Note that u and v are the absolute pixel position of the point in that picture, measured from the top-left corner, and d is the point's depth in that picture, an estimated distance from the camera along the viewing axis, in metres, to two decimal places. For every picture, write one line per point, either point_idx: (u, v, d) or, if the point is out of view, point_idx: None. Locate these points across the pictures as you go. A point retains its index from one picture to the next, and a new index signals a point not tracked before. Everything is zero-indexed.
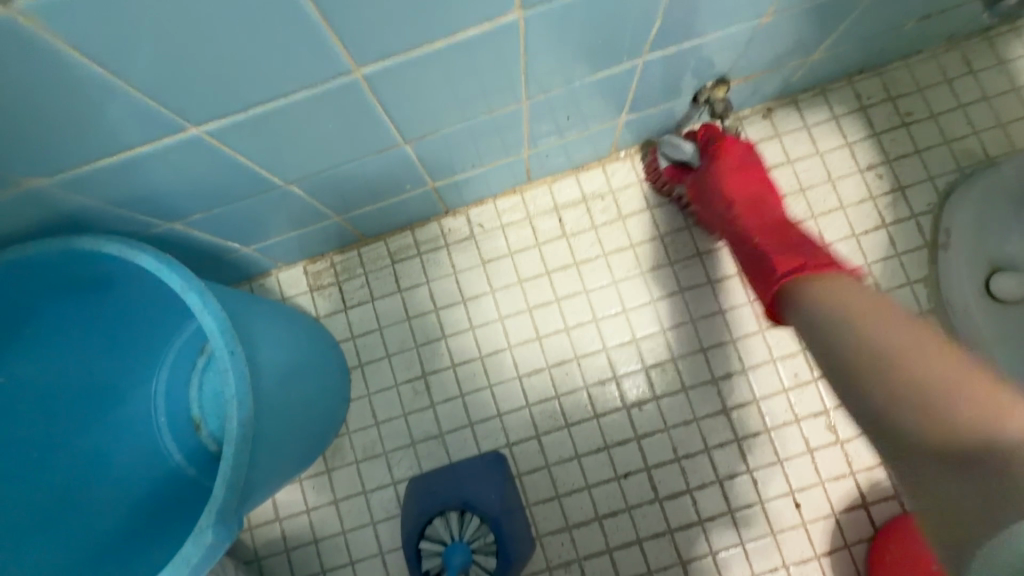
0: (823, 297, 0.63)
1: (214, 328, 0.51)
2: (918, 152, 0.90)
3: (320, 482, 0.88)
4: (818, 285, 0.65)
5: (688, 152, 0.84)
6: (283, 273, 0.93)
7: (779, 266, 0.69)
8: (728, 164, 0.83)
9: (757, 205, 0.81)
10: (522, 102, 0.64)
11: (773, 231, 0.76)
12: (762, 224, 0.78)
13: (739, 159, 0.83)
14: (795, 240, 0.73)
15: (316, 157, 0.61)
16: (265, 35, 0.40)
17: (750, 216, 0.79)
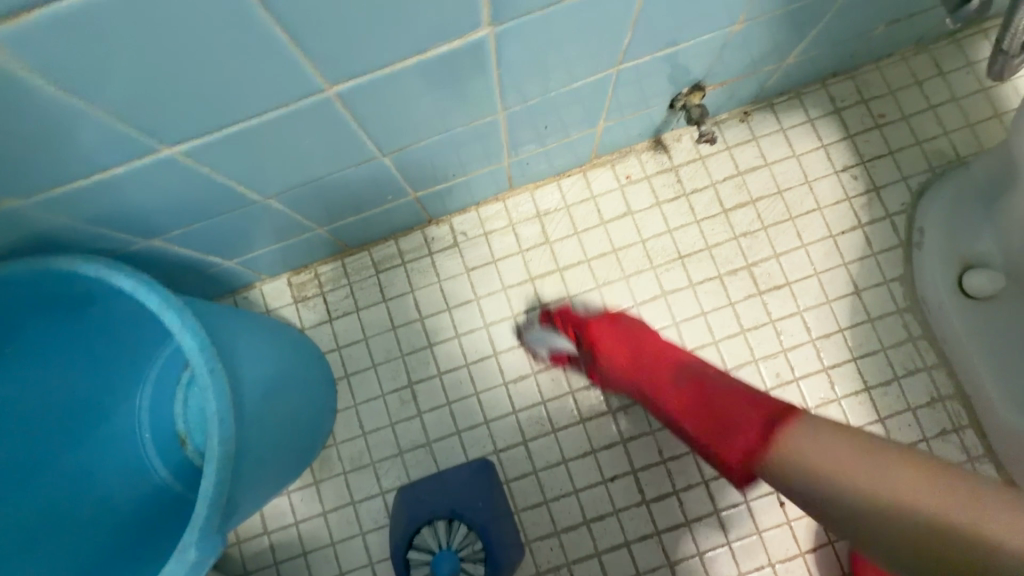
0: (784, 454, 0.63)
1: (193, 346, 0.50)
2: (892, 153, 0.92)
3: (308, 494, 0.88)
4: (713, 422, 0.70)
5: (564, 341, 0.88)
6: (267, 285, 0.93)
7: (752, 424, 0.68)
8: (604, 334, 0.84)
9: (640, 355, 0.81)
10: (500, 113, 0.65)
11: (697, 407, 0.73)
12: (683, 388, 0.76)
13: (616, 341, 0.83)
14: (718, 406, 0.71)
15: (296, 172, 0.62)
16: (235, 51, 0.40)
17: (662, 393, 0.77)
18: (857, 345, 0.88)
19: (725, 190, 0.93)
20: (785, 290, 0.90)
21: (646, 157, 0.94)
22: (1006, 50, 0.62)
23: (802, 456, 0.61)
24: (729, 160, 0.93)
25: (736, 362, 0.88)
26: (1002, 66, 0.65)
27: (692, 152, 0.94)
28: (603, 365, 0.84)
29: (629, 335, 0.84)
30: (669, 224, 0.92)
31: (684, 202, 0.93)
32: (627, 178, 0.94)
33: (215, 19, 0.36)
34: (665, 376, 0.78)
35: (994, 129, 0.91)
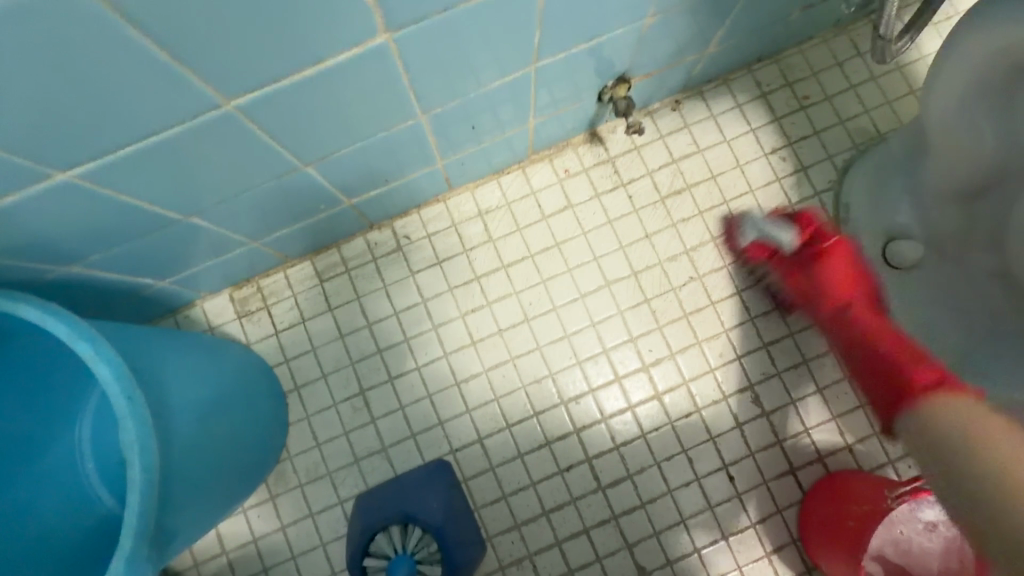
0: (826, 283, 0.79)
1: (108, 375, 0.49)
2: (817, 134, 0.95)
3: (266, 510, 0.87)
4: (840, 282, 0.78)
5: (787, 235, 0.80)
6: (209, 302, 0.91)
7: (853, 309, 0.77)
8: (841, 253, 0.79)
9: (844, 279, 0.79)
10: (420, 116, 0.65)
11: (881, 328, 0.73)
12: (878, 325, 0.74)
13: (841, 260, 0.79)
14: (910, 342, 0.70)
15: (213, 187, 0.60)
16: (110, 70, 0.39)
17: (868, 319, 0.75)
18: (794, 321, 0.91)
19: (660, 178, 0.95)
20: (723, 272, 0.92)
21: (583, 149, 0.95)
22: (885, 35, 0.67)
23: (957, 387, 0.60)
24: (663, 149, 0.95)
25: (681, 345, 0.91)
26: (885, 50, 0.70)
27: (628, 143, 0.95)
28: (818, 277, 0.79)
29: (839, 276, 0.79)
30: (609, 215, 0.94)
31: (622, 192, 0.94)
32: (565, 172, 0.95)
33: (81, 41, 0.36)
34: (857, 285, 0.78)
35: (910, 105, 0.95)
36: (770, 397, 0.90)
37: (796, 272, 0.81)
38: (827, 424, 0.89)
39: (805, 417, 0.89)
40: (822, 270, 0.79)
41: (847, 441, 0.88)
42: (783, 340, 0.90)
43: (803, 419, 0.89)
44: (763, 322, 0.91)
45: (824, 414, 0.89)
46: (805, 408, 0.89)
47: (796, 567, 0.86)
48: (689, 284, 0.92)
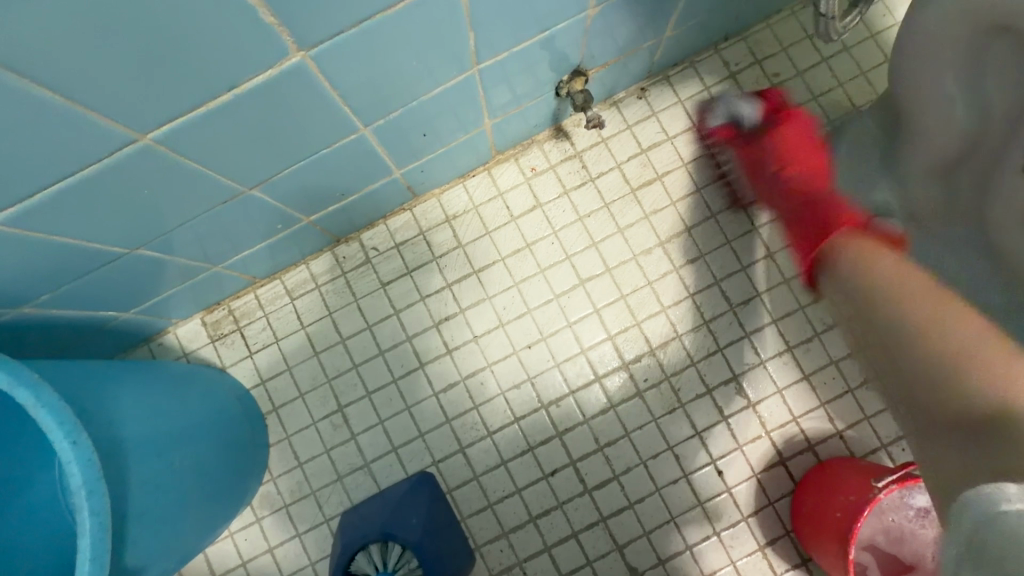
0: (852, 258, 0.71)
1: (50, 421, 0.49)
2: (790, 112, 0.92)
3: (253, 533, 0.87)
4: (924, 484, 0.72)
5: (748, 110, 0.90)
6: (181, 329, 0.91)
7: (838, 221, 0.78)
8: (793, 130, 0.88)
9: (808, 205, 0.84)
10: (361, 129, 0.63)
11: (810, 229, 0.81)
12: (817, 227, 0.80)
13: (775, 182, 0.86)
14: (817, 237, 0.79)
15: (154, 218, 0.59)
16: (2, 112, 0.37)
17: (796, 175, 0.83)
18: (776, 308, 0.88)
19: (630, 170, 0.92)
20: (700, 263, 0.90)
21: (548, 146, 0.93)
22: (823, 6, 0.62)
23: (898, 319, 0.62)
24: (631, 139, 0.93)
25: (660, 340, 0.89)
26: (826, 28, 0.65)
27: (594, 135, 0.93)
28: (778, 137, 0.88)
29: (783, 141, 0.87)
30: (579, 211, 0.91)
31: (591, 187, 0.92)
32: (532, 170, 0.92)
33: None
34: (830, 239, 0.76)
35: (886, 75, 0.91)
36: (755, 387, 0.87)
37: (751, 143, 0.90)
38: (816, 411, 0.86)
39: (792, 405, 0.87)
40: (769, 143, 0.88)
41: (837, 427, 0.86)
42: (766, 328, 0.88)
43: (790, 407, 0.87)
44: (744, 311, 0.88)
45: (812, 402, 0.86)
46: (792, 396, 0.87)
47: (790, 558, 0.84)
48: (666, 276, 0.90)
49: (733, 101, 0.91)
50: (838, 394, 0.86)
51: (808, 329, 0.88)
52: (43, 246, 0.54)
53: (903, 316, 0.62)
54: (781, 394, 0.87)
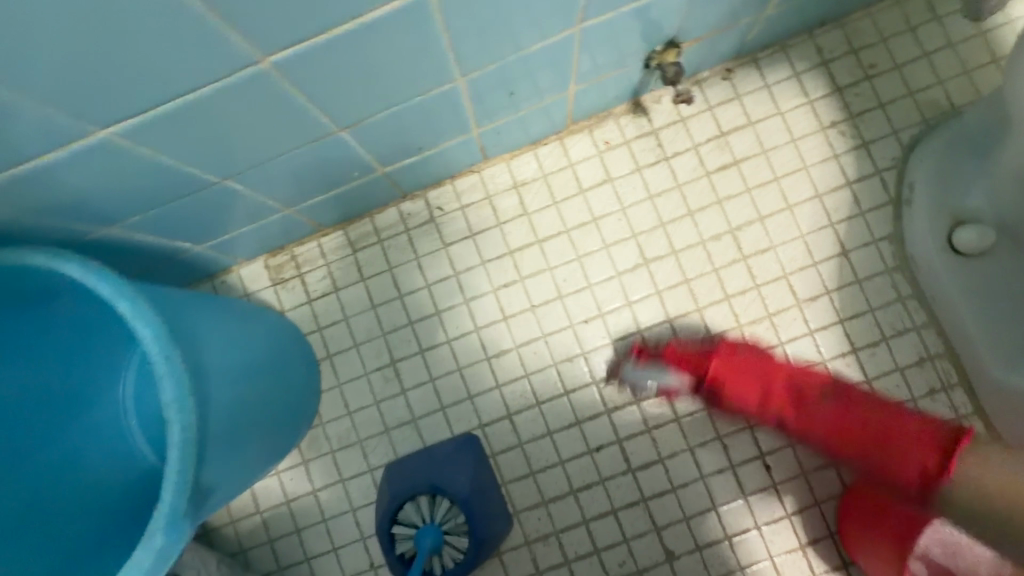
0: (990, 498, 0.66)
1: (148, 334, 0.50)
2: (882, 106, 0.88)
3: (298, 473, 0.89)
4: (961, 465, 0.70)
5: (670, 376, 0.82)
6: (245, 269, 0.92)
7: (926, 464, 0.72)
8: (731, 376, 0.80)
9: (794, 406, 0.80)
10: (458, 79, 0.62)
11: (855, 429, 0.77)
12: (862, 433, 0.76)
13: (822, 423, 0.78)
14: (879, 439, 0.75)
15: (248, 150, 0.59)
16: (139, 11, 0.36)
17: (751, 359, 0.82)
18: (844, 307, 0.86)
19: (706, 152, 0.90)
20: (769, 253, 0.87)
21: (625, 121, 0.91)
22: None
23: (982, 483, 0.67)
24: (711, 121, 0.90)
25: (721, 328, 0.87)
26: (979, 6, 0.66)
27: (673, 114, 0.90)
28: (728, 382, 0.80)
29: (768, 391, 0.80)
30: (650, 190, 0.90)
31: (664, 167, 0.90)
32: (606, 143, 0.91)
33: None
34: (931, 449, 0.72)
35: (990, 75, 0.87)
36: None
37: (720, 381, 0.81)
38: None
39: None
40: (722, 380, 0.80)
41: None
42: (832, 327, 0.86)
43: None
44: (811, 307, 0.86)
45: None
46: None
47: (831, 560, 0.83)
48: (733, 264, 0.88)
49: (647, 369, 0.83)
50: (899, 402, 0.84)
51: (876, 332, 0.85)
52: (147, 167, 0.54)
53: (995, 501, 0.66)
54: None
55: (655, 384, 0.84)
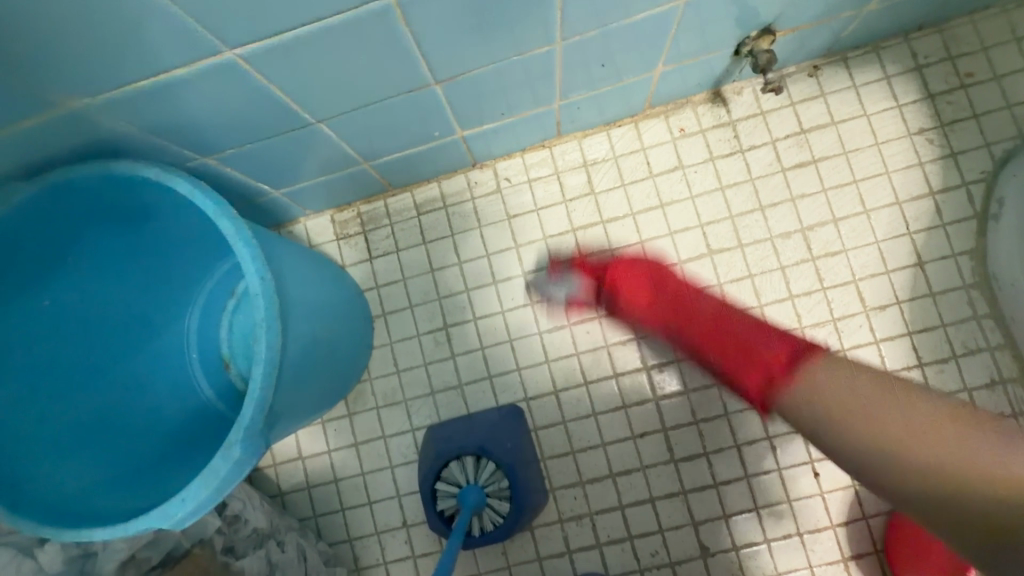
0: (802, 399, 0.68)
1: (245, 255, 0.53)
2: (976, 117, 0.85)
3: (342, 425, 0.91)
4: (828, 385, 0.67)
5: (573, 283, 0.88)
6: (311, 222, 0.95)
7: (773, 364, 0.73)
8: (624, 279, 0.85)
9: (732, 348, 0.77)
10: (556, 43, 0.63)
11: (721, 338, 0.78)
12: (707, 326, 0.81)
13: (715, 329, 0.80)
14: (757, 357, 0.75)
15: (347, 93, 0.61)
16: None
17: (640, 309, 0.85)
18: (914, 320, 0.83)
19: (784, 149, 0.88)
20: (840, 257, 0.85)
21: (702, 109, 0.90)
22: None
23: (827, 394, 0.66)
24: (792, 117, 0.88)
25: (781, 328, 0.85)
26: None
27: (753, 107, 0.89)
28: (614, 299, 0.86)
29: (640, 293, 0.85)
30: (722, 181, 0.88)
31: (739, 159, 0.88)
32: (681, 131, 0.90)
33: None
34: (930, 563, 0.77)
35: None
36: None
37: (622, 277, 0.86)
38: None
39: None
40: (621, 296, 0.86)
41: None
42: (899, 338, 0.83)
43: None
44: (878, 316, 0.84)
45: None
46: None
47: None
48: (800, 264, 0.86)
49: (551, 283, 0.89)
50: None
51: (946, 348, 0.82)
52: (256, 98, 0.56)
53: (908, 452, 0.58)
54: None
55: (564, 294, 0.89)
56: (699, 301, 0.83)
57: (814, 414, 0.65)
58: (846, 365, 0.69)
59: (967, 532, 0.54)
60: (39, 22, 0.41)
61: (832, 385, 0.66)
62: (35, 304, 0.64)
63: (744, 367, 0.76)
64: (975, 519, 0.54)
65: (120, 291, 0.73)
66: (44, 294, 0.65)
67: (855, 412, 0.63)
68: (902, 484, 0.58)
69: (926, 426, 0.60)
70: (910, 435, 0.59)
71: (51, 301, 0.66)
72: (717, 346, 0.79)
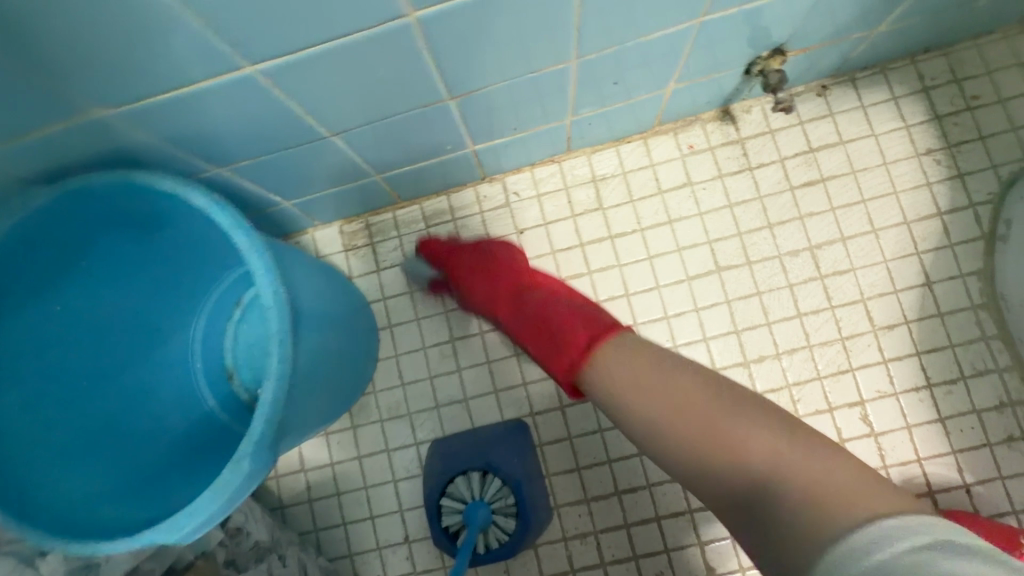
0: (610, 369, 0.65)
1: (260, 267, 0.52)
2: (983, 139, 0.85)
3: (346, 437, 0.90)
4: (613, 358, 0.65)
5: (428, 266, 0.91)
6: (319, 232, 0.95)
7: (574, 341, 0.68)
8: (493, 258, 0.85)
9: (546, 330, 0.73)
10: (572, 61, 0.63)
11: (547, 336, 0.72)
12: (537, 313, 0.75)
13: (566, 305, 0.73)
14: (556, 334, 0.71)
15: (363, 108, 0.61)
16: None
17: (513, 319, 0.79)
18: (922, 340, 0.83)
19: (792, 167, 0.88)
20: (848, 275, 0.85)
21: (711, 126, 0.90)
22: None
23: (622, 399, 0.63)
24: (801, 136, 0.89)
25: (789, 346, 0.85)
26: None
27: (762, 125, 0.89)
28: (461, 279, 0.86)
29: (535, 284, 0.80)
30: (730, 198, 0.89)
31: (747, 177, 0.89)
32: (690, 148, 0.90)
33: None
34: None
35: None
36: (881, 417, 0.82)
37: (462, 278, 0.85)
38: (945, 457, 0.81)
39: (919, 446, 0.81)
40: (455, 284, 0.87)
41: (965, 479, 0.80)
42: (907, 358, 0.83)
43: (917, 447, 0.81)
44: (886, 335, 0.83)
45: (942, 446, 0.81)
46: (919, 436, 0.81)
47: None
48: (808, 283, 0.86)
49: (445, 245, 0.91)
50: (973, 445, 0.81)
51: (954, 370, 0.82)
52: (275, 110, 0.56)
53: (746, 448, 0.53)
54: (909, 431, 0.82)
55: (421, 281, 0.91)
56: (547, 279, 0.81)
57: (620, 410, 0.63)
58: (638, 343, 0.66)
59: (746, 512, 0.52)
60: (65, 32, 0.41)
61: (619, 372, 0.64)
62: (46, 309, 0.63)
63: (574, 331, 0.69)
64: (745, 491, 0.53)
65: (132, 299, 0.72)
66: (56, 299, 0.64)
67: (694, 405, 0.58)
68: (714, 469, 0.55)
69: (710, 407, 0.57)
70: (674, 428, 0.58)
71: (62, 307, 0.65)
72: (540, 310, 0.75)
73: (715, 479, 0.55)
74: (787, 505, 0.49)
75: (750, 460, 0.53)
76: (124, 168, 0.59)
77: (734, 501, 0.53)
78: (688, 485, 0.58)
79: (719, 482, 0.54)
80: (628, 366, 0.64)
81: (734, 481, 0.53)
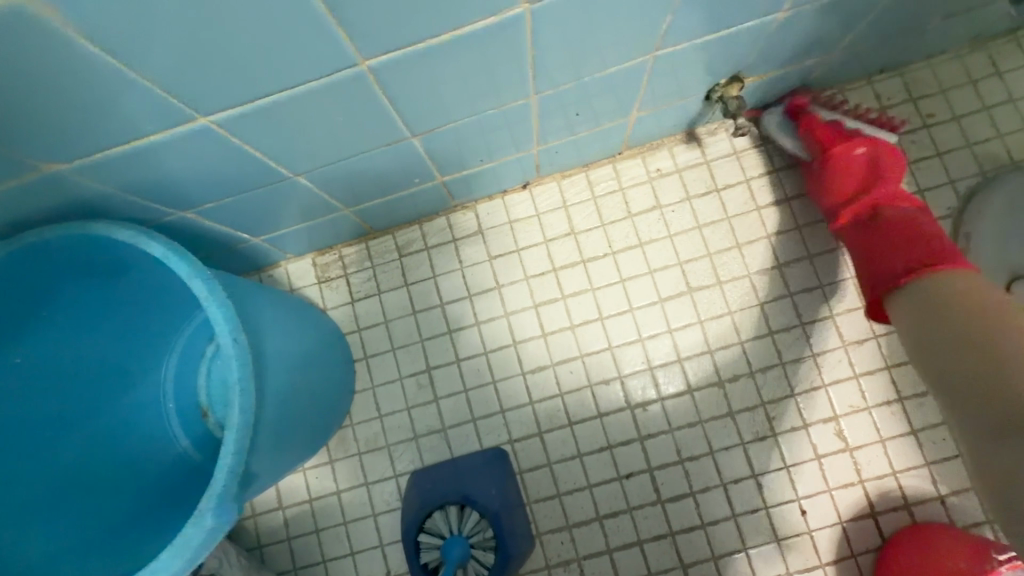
0: (947, 297, 0.69)
1: (219, 316, 0.52)
2: (939, 155, 0.88)
3: (324, 473, 0.89)
4: (947, 281, 0.70)
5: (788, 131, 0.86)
6: (293, 265, 0.94)
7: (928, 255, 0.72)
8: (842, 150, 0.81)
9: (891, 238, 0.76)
10: (532, 96, 0.64)
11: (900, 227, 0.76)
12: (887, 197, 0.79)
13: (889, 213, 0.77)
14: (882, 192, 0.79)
15: (323, 149, 0.61)
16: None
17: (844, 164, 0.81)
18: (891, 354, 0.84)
19: (758, 188, 0.90)
20: (816, 292, 0.86)
21: (678, 149, 0.92)
22: None
23: (951, 325, 0.68)
24: (764, 157, 0.91)
25: (762, 364, 0.86)
26: None
27: (727, 147, 0.91)
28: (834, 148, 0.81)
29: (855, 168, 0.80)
30: (699, 219, 0.90)
31: (714, 198, 0.90)
32: (658, 171, 0.92)
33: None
34: None
35: None
36: (855, 432, 0.83)
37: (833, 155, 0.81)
38: (918, 469, 0.82)
39: (893, 459, 0.82)
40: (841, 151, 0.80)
41: (940, 491, 0.81)
42: (877, 372, 0.84)
43: (891, 460, 0.82)
44: (856, 350, 0.85)
45: (916, 459, 0.82)
46: (893, 449, 0.82)
47: None
48: (777, 300, 0.87)
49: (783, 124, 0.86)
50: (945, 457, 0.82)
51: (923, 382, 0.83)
52: (233, 155, 0.56)
53: (1008, 385, 0.62)
54: (883, 444, 0.83)
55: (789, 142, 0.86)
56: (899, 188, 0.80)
57: (928, 338, 0.69)
58: (954, 282, 0.70)
59: (1003, 412, 0.61)
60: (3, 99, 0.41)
61: (937, 297, 0.69)
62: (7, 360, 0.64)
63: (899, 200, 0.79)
64: (1022, 429, 0.60)
65: (96, 345, 0.71)
66: (19, 349, 0.64)
67: (981, 345, 0.65)
68: (1010, 388, 0.62)
69: (986, 351, 0.65)
70: (989, 351, 0.65)
71: (22, 357, 0.65)
72: (883, 228, 0.76)
73: (1014, 424, 0.61)
74: (1022, 439, 0.60)
75: (1004, 376, 0.62)
76: (86, 219, 0.58)
77: (1014, 436, 0.60)
78: (959, 414, 0.66)
79: (994, 367, 0.63)
80: (922, 311, 0.70)
81: (992, 421, 0.62)
